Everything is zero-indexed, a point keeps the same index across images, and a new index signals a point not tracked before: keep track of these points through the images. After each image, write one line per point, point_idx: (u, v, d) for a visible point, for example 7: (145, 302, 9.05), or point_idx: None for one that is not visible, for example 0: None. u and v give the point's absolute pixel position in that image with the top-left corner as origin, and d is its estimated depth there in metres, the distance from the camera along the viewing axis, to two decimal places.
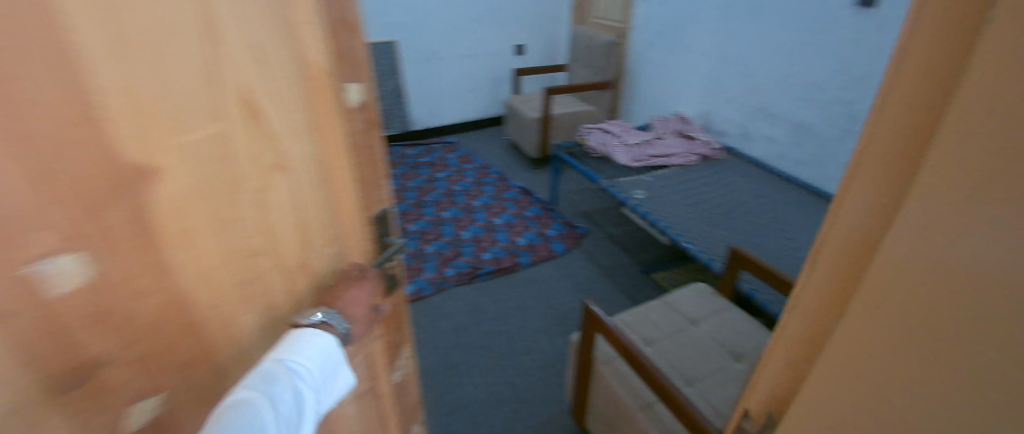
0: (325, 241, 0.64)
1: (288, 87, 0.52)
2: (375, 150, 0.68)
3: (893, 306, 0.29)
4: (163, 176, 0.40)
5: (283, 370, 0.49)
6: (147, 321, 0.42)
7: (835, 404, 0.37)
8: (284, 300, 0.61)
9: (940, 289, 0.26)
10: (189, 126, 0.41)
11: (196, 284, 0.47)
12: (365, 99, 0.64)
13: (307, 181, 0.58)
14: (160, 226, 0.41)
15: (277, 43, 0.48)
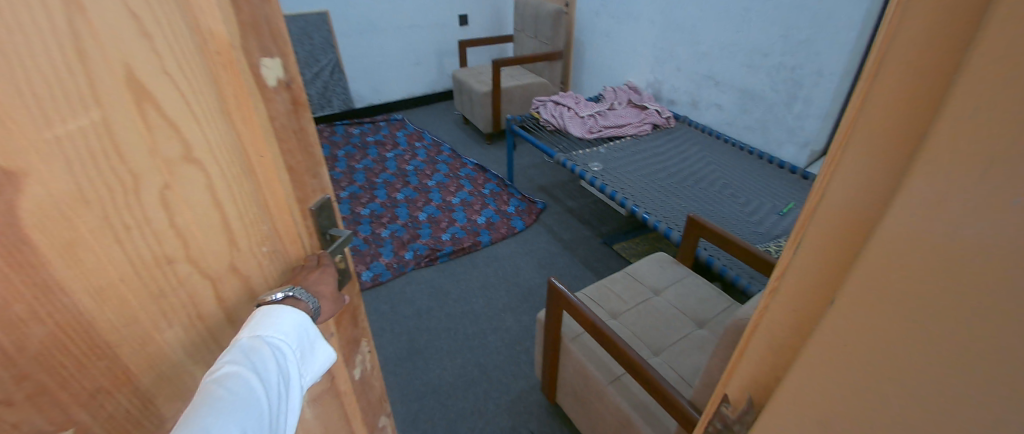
0: (260, 239, 0.59)
1: (186, 63, 0.44)
2: (307, 134, 0.62)
3: (894, 292, 0.26)
4: (27, 183, 0.37)
5: (259, 345, 0.51)
6: (24, 323, 0.41)
7: (821, 396, 0.34)
8: (212, 303, 0.57)
9: (947, 274, 0.23)
10: (64, 111, 0.38)
11: (92, 283, 0.45)
12: (291, 76, 0.56)
13: (225, 173, 0.52)
14: (22, 226, 0.38)
15: (158, 13, 0.41)
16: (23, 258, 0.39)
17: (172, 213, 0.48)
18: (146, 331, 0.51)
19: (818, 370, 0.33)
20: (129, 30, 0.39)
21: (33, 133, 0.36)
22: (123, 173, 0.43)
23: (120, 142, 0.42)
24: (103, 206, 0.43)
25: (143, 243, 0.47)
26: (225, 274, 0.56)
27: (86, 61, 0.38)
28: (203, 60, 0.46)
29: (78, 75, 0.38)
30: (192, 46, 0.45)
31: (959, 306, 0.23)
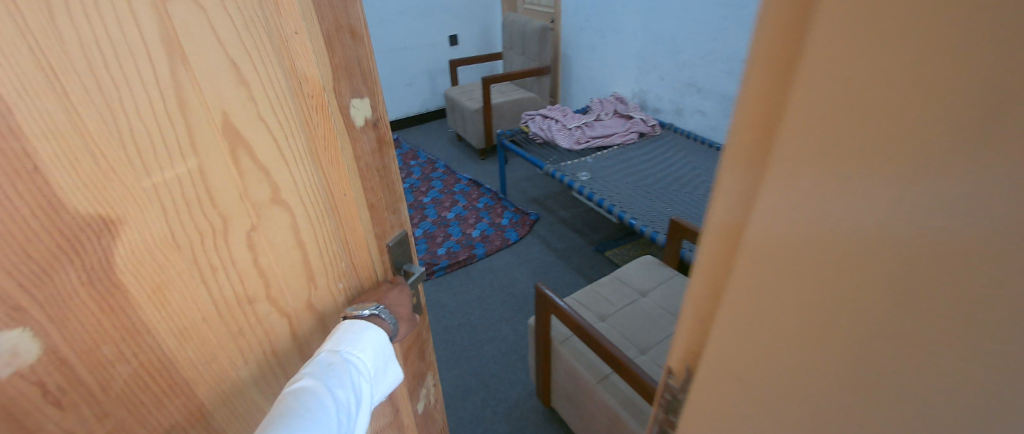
0: (337, 275, 0.61)
1: (279, 108, 0.47)
2: (389, 169, 0.64)
3: (774, 295, 0.28)
4: (125, 228, 0.40)
5: (342, 358, 0.53)
6: (111, 363, 0.43)
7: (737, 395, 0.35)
8: (287, 340, 0.59)
9: (814, 280, 0.25)
10: (164, 161, 0.40)
11: (175, 323, 0.46)
12: (377, 116, 0.59)
13: (306, 214, 0.54)
14: (116, 270, 0.40)
15: (256, 67, 0.44)
16: (116, 299, 0.41)
17: (256, 254, 0.51)
18: (224, 367, 0.53)
19: (741, 367, 0.34)
20: (228, 79, 0.42)
21: (132, 182, 0.39)
22: (214, 218, 0.45)
23: (212, 189, 0.44)
24: (193, 249, 0.45)
25: (226, 283, 0.49)
26: (300, 309, 0.59)
27: (184, 112, 0.40)
28: (300, 104, 0.48)
29: (178, 125, 0.40)
30: (287, 89, 0.47)
31: (835, 305, 0.24)
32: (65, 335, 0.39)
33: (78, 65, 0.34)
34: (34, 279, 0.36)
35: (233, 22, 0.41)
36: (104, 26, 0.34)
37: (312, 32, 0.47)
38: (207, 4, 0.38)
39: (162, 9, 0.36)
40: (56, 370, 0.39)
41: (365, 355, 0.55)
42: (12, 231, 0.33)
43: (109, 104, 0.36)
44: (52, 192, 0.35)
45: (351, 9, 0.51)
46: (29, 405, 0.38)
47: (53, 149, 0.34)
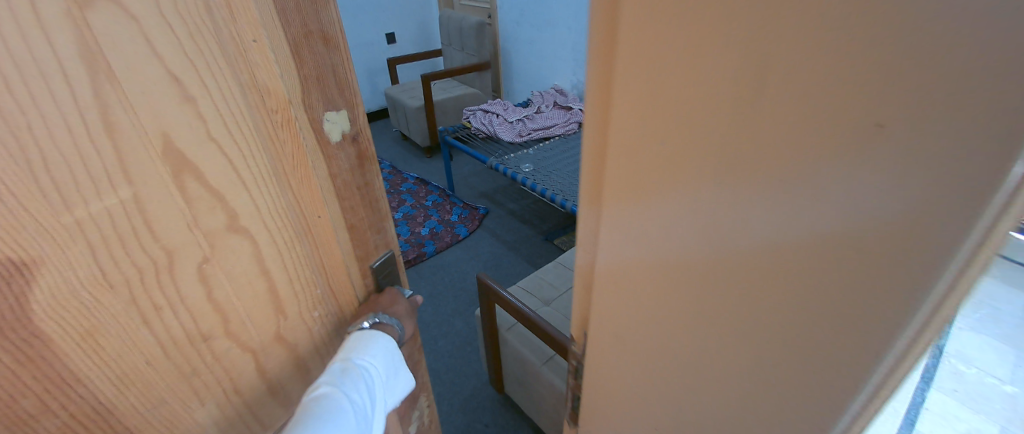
0: (314, 305, 0.58)
1: (237, 125, 0.42)
2: (374, 187, 0.59)
3: (640, 277, 0.32)
4: (43, 268, 0.35)
5: (356, 366, 0.52)
6: (32, 417, 0.38)
7: (629, 369, 0.40)
8: (251, 376, 0.54)
9: (669, 259, 0.28)
10: (89, 191, 0.35)
11: (113, 369, 0.42)
12: (358, 128, 0.54)
13: (272, 241, 0.50)
14: (31, 316, 0.35)
15: (204, 84, 0.39)
16: (32, 349, 0.36)
17: (210, 287, 0.46)
18: (176, 413, 0.48)
19: (618, 342, 0.39)
20: (170, 95, 0.37)
21: (48, 217, 0.34)
22: (155, 251, 0.40)
23: (152, 219, 0.39)
24: (130, 289, 0.40)
25: (175, 322, 0.44)
26: (269, 343, 0.55)
27: (113, 136, 0.35)
28: (266, 121, 0.44)
29: (106, 152, 0.35)
30: (247, 102, 0.42)
31: (689, 283, 0.28)
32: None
33: None
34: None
35: (175, 33, 0.36)
36: (4, 39, 0.28)
37: (274, 39, 0.42)
38: (138, 11, 0.33)
39: (80, 17, 0.31)
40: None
41: (380, 363, 0.54)
42: None
43: (13, 128, 0.30)
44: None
45: (324, 13, 0.45)
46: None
47: None
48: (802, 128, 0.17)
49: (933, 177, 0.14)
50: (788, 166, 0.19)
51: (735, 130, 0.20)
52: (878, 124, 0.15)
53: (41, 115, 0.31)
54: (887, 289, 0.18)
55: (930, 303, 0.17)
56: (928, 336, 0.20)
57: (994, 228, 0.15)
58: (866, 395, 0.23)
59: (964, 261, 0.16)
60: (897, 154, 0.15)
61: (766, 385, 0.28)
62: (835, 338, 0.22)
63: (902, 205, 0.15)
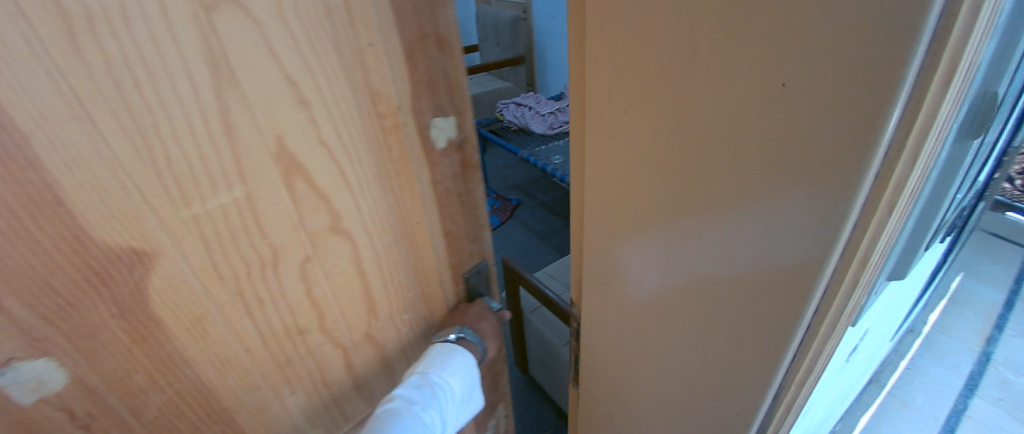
0: (404, 307, 0.59)
1: (346, 131, 0.43)
2: (473, 195, 0.59)
3: (608, 154, 0.50)
4: (160, 257, 0.37)
5: (430, 381, 0.52)
6: (144, 390, 0.42)
7: (609, 254, 0.60)
8: (338, 370, 0.56)
9: (618, 141, 0.48)
10: (206, 190, 0.37)
11: (215, 354, 0.44)
12: (463, 136, 0.54)
13: (369, 243, 0.50)
14: (148, 301, 0.38)
15: (320, 88, 0.39)
16: (147, 330, 0.39)
17: (310, 285, 0.47)
18: (267, 398, 0.51)
19: (596, 227, 0.59)
20: (287, 100, 0.38)
21: (169, 211, 0.36)
22: (262, 248, 0.42)
23: (261, 218, 0.41)
24: (237, 281, 0.42)
25: (275, 315, 0.46)
26: (359, 341, 0.56)
27: (231, 137, 0.36)
28: (375, 126, 0.45)
29: (224, 151, 0.37)
30: (359, 107, 0.43)
31: (609, 168, 0.51)
32: (91, 366, 0.37)
33: (106, 89, 0.30)
34: (59, 313, 0.34)
35: (295, 37, 0.36)
36: (140, 45, 0.30)
37: (388, 44, 0.42)
38: (262, 16, 0.34)
39: (205, 19, 0.31)
40: (83, 397, 0.38)
41: (454, 381, 0.53)
42: (34, 267, 0.32)
43: (142, 127, 0.32)
44: (77, 226, 0.32)
45: (441, 17, 0.45)
46: (56, 427, 0.38)
47: (73, 179, 0.31)
48: (757, 85, 0.31)
49: (841, 101, 0.27)
50: (773, 104, 0.31)
51: (746, 84, 0.32)
52: (784, 83, 0.29)
53: (167, 117, 0.33)
54: (833, 160, 0.29)
55: (873, 168, 0.28)
56: (882, 207, 0.30)
57: (903, 126, 0.26)
58: (841, 252, 0.33)
59: (895, 133, 0.26)
60: (822, 89, 0.28)
61: (744, 263, 0.41)
62: (820, 204, 0.32)
63: (835, 113, 0.28)
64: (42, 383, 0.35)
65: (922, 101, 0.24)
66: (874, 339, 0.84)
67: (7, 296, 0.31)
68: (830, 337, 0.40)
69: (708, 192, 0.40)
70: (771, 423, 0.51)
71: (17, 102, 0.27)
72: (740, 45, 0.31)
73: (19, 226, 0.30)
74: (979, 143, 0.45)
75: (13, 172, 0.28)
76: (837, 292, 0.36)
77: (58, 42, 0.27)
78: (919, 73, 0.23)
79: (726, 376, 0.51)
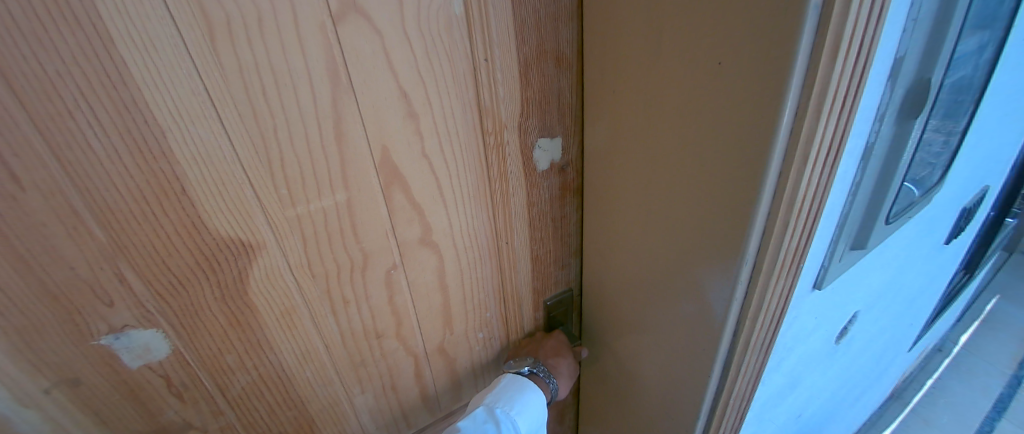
0: (478, 325, 0.59)
1: (448, 144, 0.42)
2: (568, 221, 0.57)
3: (594, 146, 0.48)
4: (262, 250, 0.39)
5: (498, 417, 0.50)
6: (232, 370, 0.44)
7: (594, 252, 0.57)
8: (409, 378, 0.57)
9: (604, 133, 0.45)
10: (312, 193, 0.38)
11: (299, 346, 0.46)
12: (567, 159, 0.51)
13: (454, 257, 0.50)
14: (247, 290, 0.40)
15: (430, 101, 0.39)
16: (243, 316, 0.41)
17: (393, 292, 0.48)
18: (338, 393, 0.52)
19: (584, 222, 0.57)
20: (397, 111, 0.38)
21: (277, 209, 0.37)
22: (354, 252, 0.43)
23: (357, 223, 0.42)
24: (328, 280, 0.43)
25: (357, 316, 0.47)
26: (431, 352, 0.57)
27: (341, 144, 0.37)
28: (478, 142, 0.44)
29: (332, 158, 0.37)
30: (466, 122, 0.42)
31: (595, 161, 0.49)
32: (190, 342, 0.40)
33: (236, 92, 0.32)
34: (169, 290, 0.36)
35: (413, 49, 0.36)
36: (270, 53, 0.31)
37: (505, 59, 0.41)
38: (385, 27, 0.34)
39: (332, 30, 0.32)
40: (181, 368, 0.41)
41: (523, 422, 0.51)
42: (154, 245, 0.34)
43: (263, 130, 0.34)
44: (196, 214, 0.34)
45: (562, 34, 0.43)
46: (154, 391, 0.40)
47: (198, 173, 0.33)
48: (691, 69, 0.32)
49: (747, 85, 0.29)
50: (701, 90, 0.32)
51: (683, 71, 0.33)
52: (718, 62, 0.30)
53: (286, 119, 0.34)
54: (746, 142, 0.30)
55: (780, 144, 0.29)
56: (789, 186, 0.30)
57: (801, 111, 0.28)
58: (758, 234, 0.33)
59: (794, 115, 0.28)
60: (744, 73, 0.29)
61: (685, 254, 0.40)
62: (735, 190, 0.33)
63: (748, 96, 0.29)
64: (146, 351, 0.38)
65: (813, 90, 0.27)
66: (868, 338, 0.76)
67: (125, 266, 0.34)
68: (758, 317, 0.38)
69: (654, 186, 0.41)
70: (720, 409, 0.47)
71: (158, 99, 0.30)
72: (680, 34, 0.32)
73: (148, 207, 0.33)
74: (944, 144, 0.43)
75: (149, 159, 0.31)
76: (760, 273, 0.35)
77: (200, 44, 0.29)
78: (805, 69, 0.26)
79: (675, 366, 0.49)
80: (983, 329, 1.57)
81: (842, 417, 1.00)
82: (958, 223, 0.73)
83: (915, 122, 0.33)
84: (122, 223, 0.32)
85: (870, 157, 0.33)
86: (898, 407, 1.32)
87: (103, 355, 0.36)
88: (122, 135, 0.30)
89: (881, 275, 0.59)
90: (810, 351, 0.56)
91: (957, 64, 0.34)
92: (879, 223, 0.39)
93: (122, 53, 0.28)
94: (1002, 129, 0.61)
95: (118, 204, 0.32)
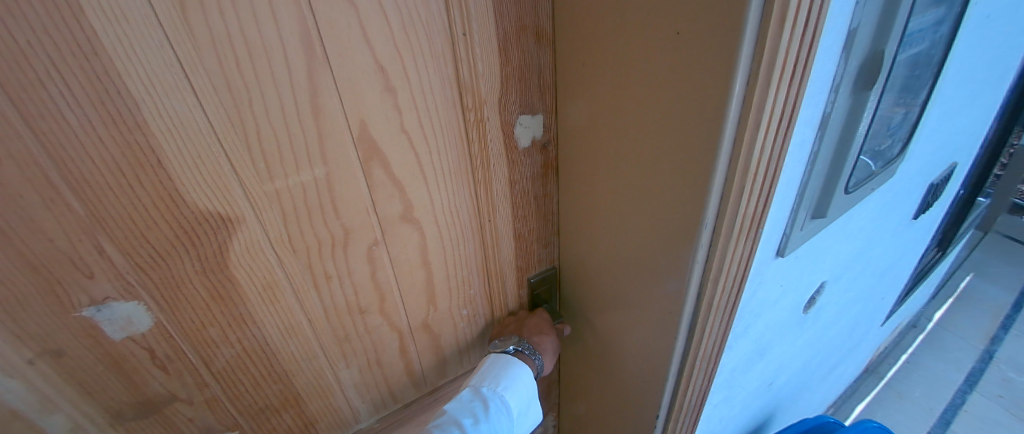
0: (462, 302, 0.59)
1: (428, 120, 0.42)
2: (550, 199, 0.56)
3: (570, 122, 0.47)
4: (241, 225, 0.39)
5: (485, 395, 0.52)
6: (216, 343, 0.44)
7: (572, 228, 0.57)
8: (395, 353, 0.58)
9: (580, 109, 0.45)
10: (291, 166, 0.38)
11: (281, 319, 0.46)
12: (549, 136, 0.51)
13: (436, 233, 0.50)
14: (228, 263, 0.40)
15: (408, 74, 0.38)
16: (224, 290, 0.41)
17: (375, 268, 0.48)
18: (324, 367, 0.53)
19: (561, 199, 0.56)
20: (375, 84, 0.37)
21: (256, 183, 0.37)
22: (335, 227, 0.43)
23: (337, 198, 0.41)
24: (309, 255, 0.43)
25: (339, 291, 0.47)
26: (415, 328, 0.57)
27: (318, 118, 0.37)
28: (459, 118, 0.43)
29: (309, 130, 0.37)
30: (446, 97, 0.42)
31: (571, 138, 0.49)
32: (172, 315, 0.40)
33: (208, 63, 0.31)
34: (149, 263, 0.36)
35: (388, 20, 0.35)
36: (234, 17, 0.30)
37: (484, 33, 0.40)
38: None
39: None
40: (164, 341, 0.41)
41: (512, 398, 0.52)
42: (132, 218, 0.34)
43: (237, 102, 0.33)
44: (173, 187, 0.34)
45: (543, 7, 0.42)
46: (138, 363, 0.41)
47: (173, 146, 0.33)
48: (656, 43, 0.32)
49: (705, 55, 0.28)
50: (665, 65, 0.32)
51: (649, 45, 0.32)
52: (677, 32, 0.30)
53: (261, 92, 0.33)
54: (703, 113, 0.30)
55: (733, 113, 0.29)
56: (742, 155, 0.30)
57: (752, 79, 0.27)
58: (717, 199, 0.33)
59: (747, 82, 0.27)
60: (700, 43, 0.28)
61: (655, 229, 0.41)
62: (694, 165, 0.33)
63: (704, 66, 0.29)
64: (124, 323, 0.38)
65: (762, 55, 0.26)
66: (839, 308, 0.79)
67: (102, 238, 0.34)
68: (719, 283, 0.39)
69: (624, 161, 0.41)
70: (688, 369, 0.48)
71: (131, 70, 0.29)
72: (645, 5, 0.31)
73: (124, 180, 0.32)
74: (903, 116, 0.43)
75: (122, 131, 0.30)
76: (719, 240, 0.36)
77: (169, 12, 0.28)
78: (755, 38, 0.26)
79: (648, 337, 0.50)
80: (958, 306, 1.61)
81: (817, 386, 1.04)
82: (924, 200, 0.74)
83: (871, 93, 0.32)
84: (94, 196, 0.32)
85: (826, 128, 0.33)
86: (875, 380, 1.38)
87: (82, 327, 0.36)
88: (96, 106, 0.29)
89: (849, 245, 0.61)
90: (779, 319, 0.58)
91: (913, 39, 0.33)
92: (839, 193, 0.39)
93: (93, 23, 0.26)
94: (969, 105, 0.60)
95: (89, 175, 0.31)
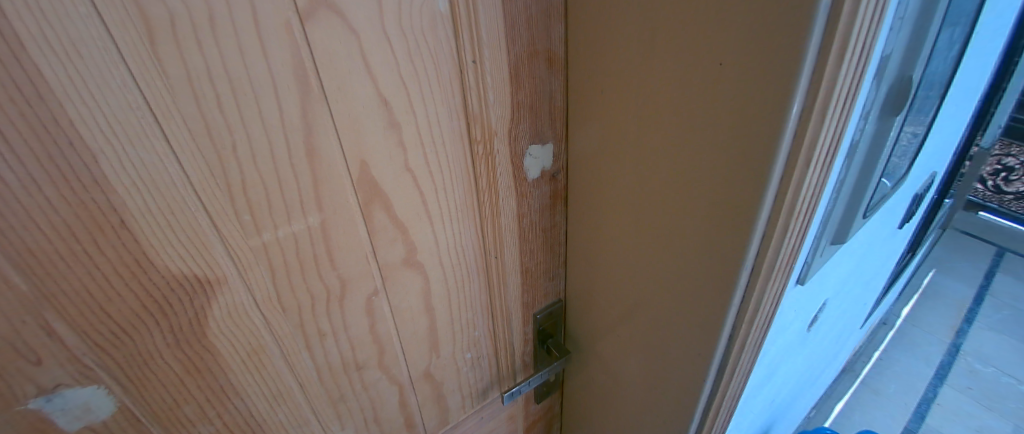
0: (467, 343, 0.55)
1: (435, 157, 0.39)
2: (557, 230, 0.54)
3: (582, 151, 0.46)
4: (221, 287, 0.34)
5: None
6: (192, 422, 0.38)
7: (581, 260, 0.55)
8: (394, 409, 0.53)
9: (594, 142, 0.44)
10: (280, 216, 0.34)
11: (268, 387, 0.41)
12: (558, 166, 0.49)
13: (439, 275, 0.47)
14: (206, 331, 0.35)
15: (411, 107, 0.36)
16: (201, 362, 0.36)
17: (374, 320, 0.44)
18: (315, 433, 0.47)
19: (572, 232, 0.54)
20: (377, 120, 0.34)
21: (238, 237, 0.33)
22: (331, 280, 0.39)
23: (333, 248, 0.38)
24: (301, 313, 0.39)
25: (334, 349, 0.43)
26: (417, 378, 0.53)
27: (313, 162, 0.33)
28: (466, 153, 0.41)
29: (303, 176, 0.33)
30: (453, 131, 0.39)
31: (584, 170, 0.47)
32: (139, 396, 0.34)
33: (184, 105, 0.27)
34: (112, 341, 0.31)
35: (392, 49, 0.33)
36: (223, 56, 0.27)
37: (494, 62, 0.38)
38: (361, 27, 0.31)
39: (300, 26, 0.29)
40: (130, 425, 0.35)
41: None
42: (90, 292, 0.29)
43: (218, 148, 0.29)
44: (140, 249, 0.29)
45: (555, 32, 0.41)
46: None
47: (134, 201, 0.28)
48: (692, 73, 0.31)
49: (753, 84, 0.27)
50: (700, 95, 0.31)
51: (683, 74, 0.31)
52: (721, 63, 0.29)
53: (246, 136, 0.30)
54: (749, 146, 0.29)
55: (784, 147, 0.27)
56: (790, 192, 0.29)
57: (807, 113, 0.26)
58: (760, 236, 0.32)
59: (800, 118, 0.26)
60: (745, 76, 0.27)
61: (676, 256, 0.39)
62: (735, 197, 0.31)
63: (750, 97, 0.28)
64: (81, 410, 0.32)
65: (819, 90, 0.25)
66: (835, 319, 0.79)
67: (54, 320, 0.28)
68: (755, 323, 0.38)
69: (643, 192, 0.40)
70: (715, 408, 0.46)
71: (88, 115, 0.25)
72: (680, 36, 0.31)
73: (79, 247, 0.27)
74: (913, 136, 0.43)
75: (76, 189, 0.26)
76: (759, 278, 0.34)
77: (136, 47, 0.25)
78: (812, 71, 0.25)
79: (668, 376, 0.48)
80: (925, 300, 1.68)
81: (805, 394, 1.04)
82: (907, 209, 0.77)
83: (896, 118, 0.33)
84: (47, 268, 0.27)
85: (854, 156, 0.33)
86: (851, 377, 1.39)
87: (27, 421, 0.30)
88: (42, 161, 0.24)
89: (847, 264, 0.60)
90: (787, 343, 0.57)
91: (932, 61, 0.34)
92: (858, 217, 0.39)
93: (40, 63, 0.23)
94: (946, 119, 0.64)
95: (36, 240, 0.26)
